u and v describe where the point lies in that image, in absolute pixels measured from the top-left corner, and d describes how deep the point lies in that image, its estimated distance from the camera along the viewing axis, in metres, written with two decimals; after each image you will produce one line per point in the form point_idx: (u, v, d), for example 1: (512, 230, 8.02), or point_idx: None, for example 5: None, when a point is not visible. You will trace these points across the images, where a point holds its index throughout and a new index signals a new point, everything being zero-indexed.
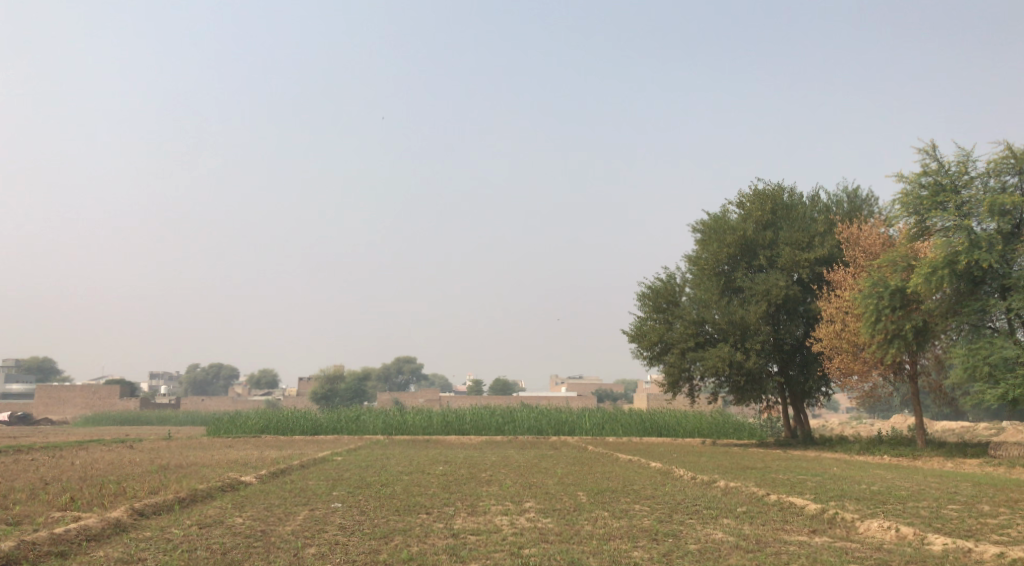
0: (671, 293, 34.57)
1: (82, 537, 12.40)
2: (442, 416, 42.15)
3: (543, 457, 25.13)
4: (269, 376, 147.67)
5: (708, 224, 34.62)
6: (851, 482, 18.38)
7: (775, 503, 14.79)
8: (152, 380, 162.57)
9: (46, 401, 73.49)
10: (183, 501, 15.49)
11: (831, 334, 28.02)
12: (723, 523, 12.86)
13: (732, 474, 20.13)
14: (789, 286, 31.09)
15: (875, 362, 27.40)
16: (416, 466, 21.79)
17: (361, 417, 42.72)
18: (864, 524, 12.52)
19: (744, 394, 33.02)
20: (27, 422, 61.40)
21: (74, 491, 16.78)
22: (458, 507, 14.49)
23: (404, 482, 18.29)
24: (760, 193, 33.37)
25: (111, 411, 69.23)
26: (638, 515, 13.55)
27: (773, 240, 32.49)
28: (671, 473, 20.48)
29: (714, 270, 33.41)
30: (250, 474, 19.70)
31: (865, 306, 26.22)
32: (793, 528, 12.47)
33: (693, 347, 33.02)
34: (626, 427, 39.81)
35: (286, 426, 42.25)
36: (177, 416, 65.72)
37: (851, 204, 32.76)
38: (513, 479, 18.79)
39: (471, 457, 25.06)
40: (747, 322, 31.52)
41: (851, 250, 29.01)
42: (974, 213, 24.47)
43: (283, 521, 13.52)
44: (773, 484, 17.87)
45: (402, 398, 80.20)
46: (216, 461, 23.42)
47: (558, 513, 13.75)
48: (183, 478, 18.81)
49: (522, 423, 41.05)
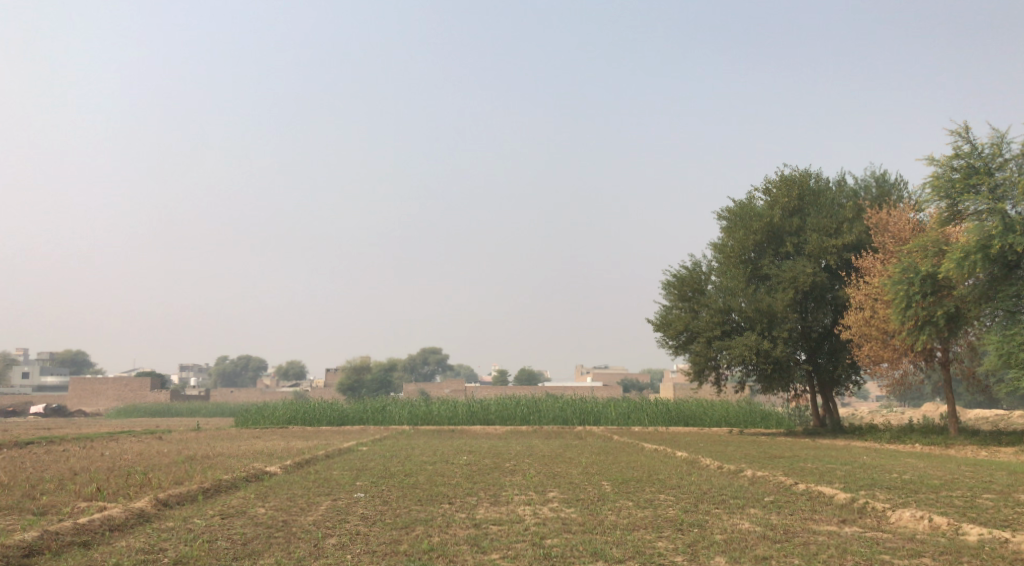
0: (696, 281, 34.17)
1: (106, 528, 12.43)
2: (467, 406, 42.11)
3: (568, 447, 25.01)
4: (297, 367, 149.02)
5: (733, 211, 34.20)
6: (882, 471, 18.05)
7: (803, 492, 14.51)
8: (182, 373, 164.46)
9: (80, 394, 74.57)
10: (207, 492, 15.52)
11: (860, 321, 27.50)
12: (750, 512, 12.63)
13: (759, 463, 19.85)
14: (816, 273, 30.64)
15: (905, 350, 26.91)
16: (440, 456, 21.75)
17: (387, 408, 42.87)
18: (896, 514, 12.23)
19: (771, 382, 32.59)
20: (61, 414, 62.36)
21: (101, 481, 16.90)
22: (481, 497, 14.37)
23: (427, 472, 18.24)
24: (787, 178, 32.83)
25: (141, 404, 70.01)
26: (663, 505, 13.35)
27: (801, 227, 32.02)
28: (697, 462, 20.26)
29: (739, 258, 33.01)
30: (275, 464, 19.73)
31: (895, 292, 25.70)
32: (821, 518, 12.21)
33: (719, 336, 32.60)
34: (652, 416, 39.58)
35: (312, 416, 42.45)
36: (207, 407, 66.38)
37: (880, 189, 32.16)
38: (537, 469, 18.68)
39: (496, 447, 24.98)
40: (774, 310, 31.13)
41: (880, 236, 28.51)
42: (1008, 196, 23.93)
43: (305, 511, 13.48)
44: (801, 474, 17.57)
45: (428, 389, 80.47)
46: (242, 452, 23.54)
47: (581, 503, 13.60)
48: (208, 468, 18.87)
49: (547, 413, 40.86)
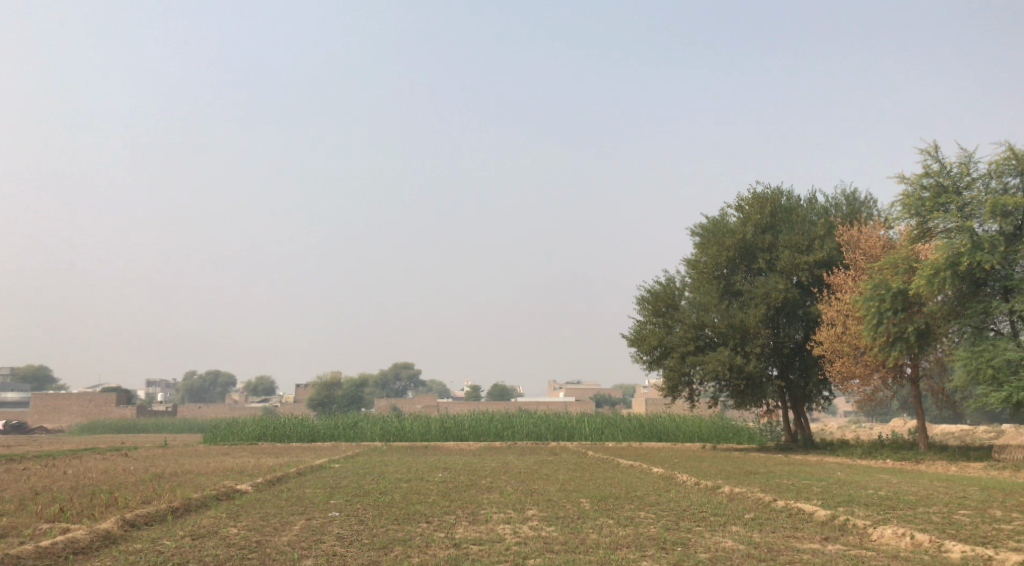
0: (670, 297, 34.22)
1: (70, 550, 12.04)
2: (440, 422, 41.76)
3: (543, 462, 24.85)
4: (266, 382, 147.39)
5: (706, 227, 34.35)
6: (858, 487, 18.08)
7: (783, 509, 14.45)
8: (148, 388, 161.75)
9: (41, 410, 72.97)
10: (177, 511, 15.13)
11: (832, 337, 27.67)
12: (732, 530, 12.55)
13: (735, 479, 19.81)
14: (788, 289, 30.83)
15: (876, 366, 27.11)
16: (414, 473, 21.45)
17: (359, 424, 42.41)
18: (878, 531, 12.20)
19: (744, 398, 32.67)
20: (21, 430, 60.94)
21: (64, 501, 16.42)
22: (459, 515, 14.14)
23: (403, 489, 17.95)
24: (759, 196, 33.05)
25: (105, 419, 68.58)
26: (644, 522, 13.22)
27: (773, 243, 32.22)
28: (674, 478, 20.17)
29: (713, 274, 33.15)
30: (245, 482, 19.32)
31: (866, 308, 25.92)
32: (804, 535, 12.15)
33: (693, 351, 32.66)
34: (626, 432, 39.52)
35: (283, 433, 41.85)
36: (173, 423, 65.23)
37: (850, 206, 32.47)
38: (514, 486, 18.47)
39: (470, 464, 24.72)
40: (746, 326, 31.26)
41: (851, 253, 28.75)
42: (976, 214, 24.24)
43: (278, 531, 13.16)
44: (779, 490, 17.52)
45: (400, 404, 79.91)
46: (210, 469, 23.05)
47: (562, 521, 13.44)
48: (177, 487, 18.42)
49: (520, 429, 40.64)
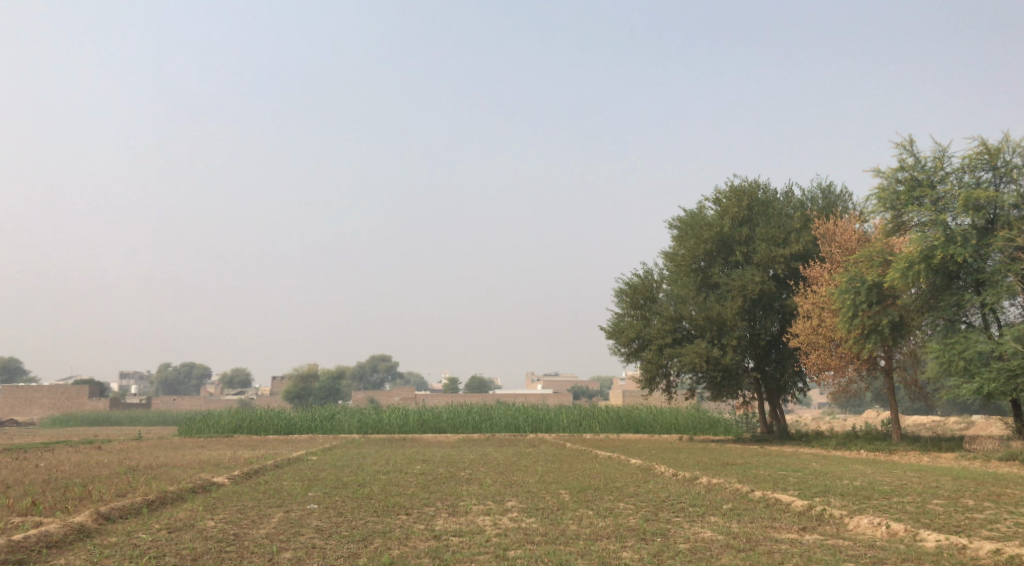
0: (648, 289, 34.34)
1: (43, 545, 11.88)
2: (418, 415, 41.68)
3: (521, 454, 24.88)
4: (242, 375, 146.37)
5: (684, 220, 34.48)
6: (834, 477, 18.25)
7: (760, 500, 14.56)
8: (122, 381, 160.05)
9: (12, 403, 71.97)
10: (152, 504, 14.99)
11: (808, 329, 27.89)
12: (711, 521, 12.62)
13: (713, 470, 19.92)
14: (765, 281, 31.05)
15: (851, 358, 27.37)
16: (392, 465, 21.36)
17: (336, 416, 42.23)
18: (854, 521, 12.33)
19: (721, 390, 32.88)
20: None
21: (37, 495, 16.20)
22: (438, 507, 14.11)
23: (381, 482, 17.88)
24: (736, 189, 33.20)
25: (78, 412, 67.86)
26: (623, 513, 13.26)
27: (749, 236, 32.40)
28: (652, 470, 20.25)
29: (690, 267, 33.30)
30: (222, 475, 19.16)
31: (842, 301, 26.17)
32: (782, 526, 12.25)
33: (670, 343, 32.83)
34: (603, 424, 39.66)
35: (260, 425, 41.57)
36: (148, 416, 64.60)
37: (825, 200, 32.68)
38: (493, 477, 18.45)
39: (448, 456, 24.69)
40: (723, 318, 31.46)
41: (827, 246, 28.98)
42: (949, 208, 24.49)
43: (256, 524, 13.06)
44: (756, 481, 17.65)
45: (378, 397, 79.72)
46: (186, 462, 22.84)
47: (541, 512, 13.44)
48: (152, 480, 18.24)
49: (498, 421, 40.65)
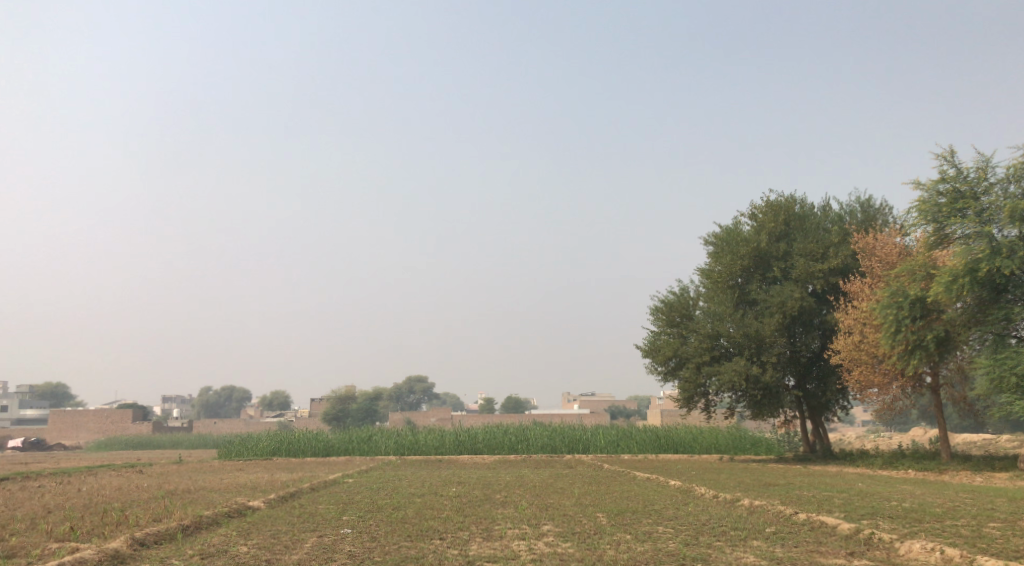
0: (684, 307, 33.81)
1: None
2: (454, 435, 41.48)
3: (559, 476, 24.49)
4: (281, 397, 147.48)
5: (720, 236, 33.97)
6: (881, 498, 17.65)
7: (805, 523, 14.11)
8: (164, 404, 162.27)
9: (60, 427, 73.33)
10: (187, 529, 14.95)
11: (849, 346, 27.24)
12: (754, 545, 12.21)
13: (755, 491, 19.40)
14: (804, 297, 30.48)
15: (895, 375, 26.66)
16: (427, 488, 21.14)
17: (373, 437, 42.20)
18: (905, 546, 11.85)
19: (761, 408, 32.21)
20: (41, 447, 61.34)
21: (76, 519, 16.26)
22: (473, 532, 13.86)
23: (417, 505, 17.68)
24: (773, 204, 32.66)
25: (122, 435, 68.78)
26: (662, 538, 12.90)
27: (787, 252, 31.84)
28: (692, 491, 19.77)
29: (727, 283, 32.80)
30: (258, 498, 19.10)
31: (884, 316, 25.46)
32: (829, 550, 11.82)
33: (708, 361, 32.28)
34: (641, 443, 39.11)
35: (297, 448, 41.66)
36: (189, 438, 65.21)
37: (865, 213, 31.96)
38: (529, 500, 18.14)
39: (484, 477, 24.43)
40: (762, 335, 30.90)
41: (867, 260, 28.35)
42: (995, 219, 23.84)
43: (289, 549, 12.93)
44: (800, 503, 17.14)
45: (416, 418, 79.69)
46: (223, 485, 22.85)
47: (578, 537, 13.13)
48: (188, 504, 18.23)
49: (535, 441, 40.29)
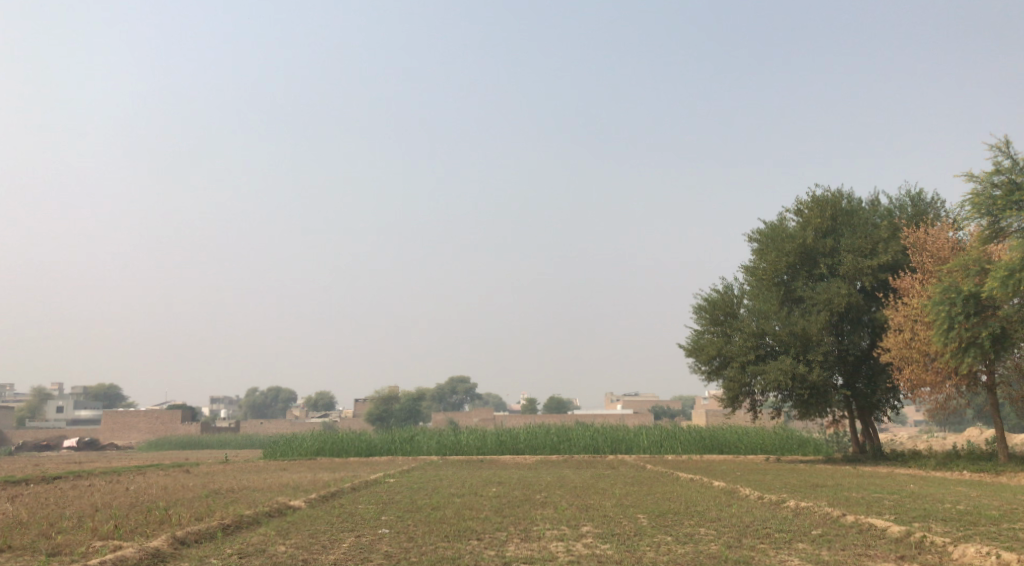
0: (728, 305, 33.23)
1: None
2: (496, 435, 41.37)
3: (600, 476, 24.19)
4: (327, 398, 149.01)
5: (765, 233, 33.32)
6: (933, 501, 17.08)
7: (853, 525, 13.67)
8: (213, 405, 165.06)
9: (112, 427, 74.88)
10: (228, 528, 15.01)
11: (900, 344, 26.53)
12: (799, 548, 11.87)
13: (802, 493, 18.94)
14: (851, 294, 29.76)
15: (948, 373, 25.88)
16: (468, 488, 21.02)
17: (416, 437, 42.31)
18: (959, 549, 11.40)
19: (808, 408, 31.52)
20: (95, 447, 62.75)
21: (120, 518, 16.45)
22: (511, 532, 13.68)
23: (455, 505, 17.55)
24: (819, 199, 31.94)
25: (171, 436, 70.02)
26: (704, 540, 12.60)
27: (834, 248, 31.13)
28: (736, 493, 19.36)
29: (772, 281, 32.18)
30: (299, 498, 19.17)
31: (936, 313, 24.71)
32: (878, 554, 11.42)
33: (753, 360, 31.70)
34: (685, 443, 38.61)
35: (341, 447, 41.92)
36: (236, 439, 66.10)
37: (915, 207, 31.01)
38: (569, 501, 17.90)
39: (525, 477, 24.28)
40: (809, 333, 30.26)
41: (918, 255, 27.58)
42: None
43: (326, 549, 12.89)
44: (848, 504, 16.66)
45: (458, 419, 79.76)
46: (266, 485, 22.98)
47: (618, 538, 12.89)
48: (230, 504, 18.35)
49: (577, 442, 39.95)
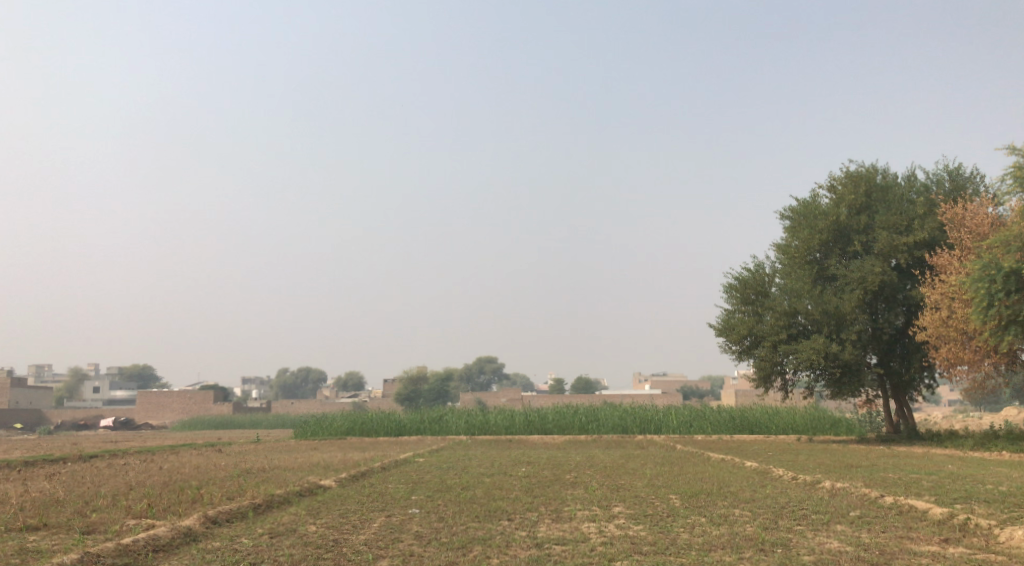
0: (759, 284, 32.72)
1: (150, 548, 12.02)
2: (525, 415, 41.32)
3: (630, 457, 24.00)
4: (356, 379, 150.14)
5: (797, 210, 32.72)
6: (973, 481, 16.72)
7: (892, 506, 13.38)
8: (246, 385, 167.16)
9: (147, 407, 75.92)
10: (259, 508, 15.04)
11: (937, 322, 25.96)
12: (837, 530, 11.60)
13: (836, 473, 18.65)
14: (886, 272, 29.15)
15: (987, 351, 25.31)
16: (498, 468, 20.93)
17: (444, 417, 42.38)
18: (1005, 532, 11.08)
19: (841, 387, 31.04)
20: (130, 427, 63.70)
21: (153, 497, 16.54)
22: (542, 513, 13.54)
23: (486, 485, 17.48)
24: (853, 175, 31.28)
25: (204, 416, 70.85)
26: (740, 521, 12.38)
27: (869, 225, 30.50)
28: (769, 473, 19.09)
29: (805, 259, 31.62)
30: (329, 477, 19.19)
31: (975, 290, 24.12)
32: (920, 537, 11.13)
33: (785, 340, 31.24)
34: (715, 424, 38.30)
35: (371, 427, 42.11)
36: (268, 419, 66.71)
37: (953, 182, 30.22)
38: (600, 481, 17.74)
39: (554, 457, 24.15)
40: (842, 312, 29.74)
41: (956, 232, 26.93)
42: None
43: (357, 529, 12.84)
44: (886, 485, 16.35)
45: (487, 399, 79.88)
46: (297, 465, 23.06)
47: (650, 519, 12.70)
48: (261, 483, 18.40)
49: (606, 422, 39.80)
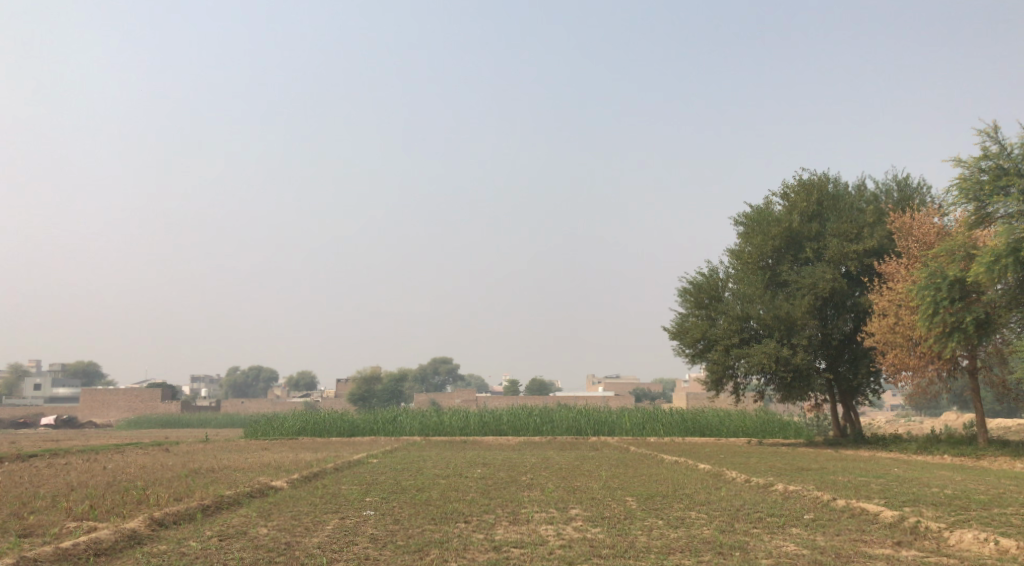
0: (713, 288, 33.01)
1: (91, 552, 11.63)
2: (479, 416, 41.18)
3: (585, 458, 23.97)
4: (308, 378, 148.45)
5: (751, 216, 33.11)
6: (920, 484, 17.04)
7: (844, 509, 13.55)
8: (194, 384, 164.13)
9: (91, 405, 74.03)
10: (207, 509, 14.68)
11: (884, 328, 26.44)
12: (793, 532, 11.70)
13: (788, 476, 18.88)
14: (836, 278, 29.67)
15: (931, 358, 25.83)
16: (452, 469, 20.75)
17: (398, 418, 42.00)
18: (955, 535, 11.28)
19: (791, 391, 31.49)
20: (73, 424, 62.01)
21: (96, 498, 16.03)
22: (499, 515, 13.41)
23: (441, 487, 17.28)
24: (806, 183, 31.77)
25: (151, 414, 69.27)
26: (697, 524, 12.40)
27: (820, 233, 30.98)
28: (723, 476, 19.23)
29: (757, 264, 32.00)
30: (281, 478, 18.82)
31: (921, 298, 24.55)
32: (874, 540, 11.26)
33: (737, 344, 31.55)
34: (668, 426, 38.59)
35: (323, 427, 41.58)
36: (217, 417, 65.47)
37: (901, 192, 30.87)
38: (556, 483, 17.68)
39: (510, 459, 24.09)
40: (793, 317, 30.15)
41: (904, 240, 27.46)
42: None
43: (310, 531, 12.59)
44: (837, 488, 16.58)
45: (441, 399, 79.55)
46: (247, 465, 22.59)
47: (608, 522, 12.68)
48: (210, 484, 17.97)
49: (560, 424, 39.85)
